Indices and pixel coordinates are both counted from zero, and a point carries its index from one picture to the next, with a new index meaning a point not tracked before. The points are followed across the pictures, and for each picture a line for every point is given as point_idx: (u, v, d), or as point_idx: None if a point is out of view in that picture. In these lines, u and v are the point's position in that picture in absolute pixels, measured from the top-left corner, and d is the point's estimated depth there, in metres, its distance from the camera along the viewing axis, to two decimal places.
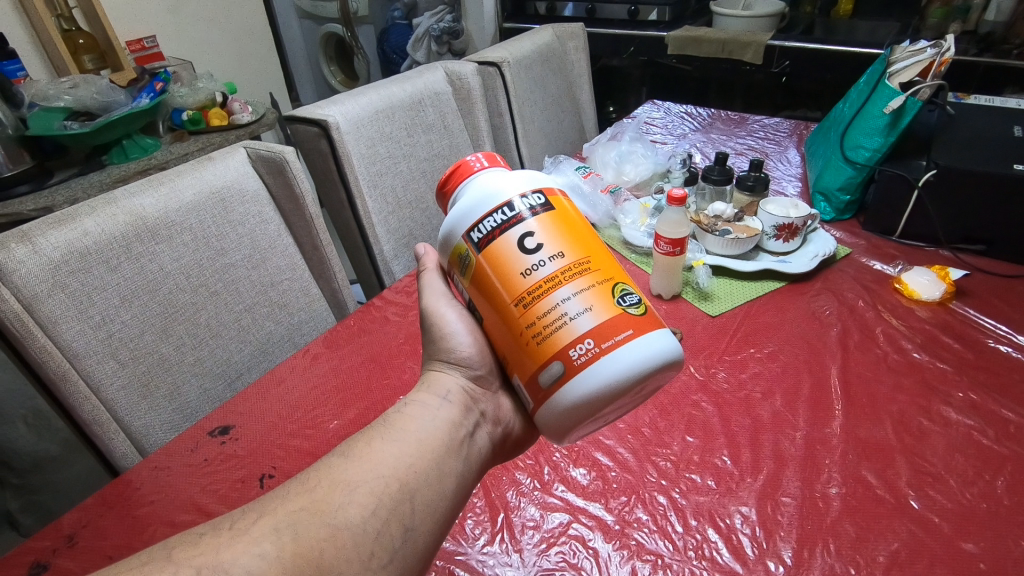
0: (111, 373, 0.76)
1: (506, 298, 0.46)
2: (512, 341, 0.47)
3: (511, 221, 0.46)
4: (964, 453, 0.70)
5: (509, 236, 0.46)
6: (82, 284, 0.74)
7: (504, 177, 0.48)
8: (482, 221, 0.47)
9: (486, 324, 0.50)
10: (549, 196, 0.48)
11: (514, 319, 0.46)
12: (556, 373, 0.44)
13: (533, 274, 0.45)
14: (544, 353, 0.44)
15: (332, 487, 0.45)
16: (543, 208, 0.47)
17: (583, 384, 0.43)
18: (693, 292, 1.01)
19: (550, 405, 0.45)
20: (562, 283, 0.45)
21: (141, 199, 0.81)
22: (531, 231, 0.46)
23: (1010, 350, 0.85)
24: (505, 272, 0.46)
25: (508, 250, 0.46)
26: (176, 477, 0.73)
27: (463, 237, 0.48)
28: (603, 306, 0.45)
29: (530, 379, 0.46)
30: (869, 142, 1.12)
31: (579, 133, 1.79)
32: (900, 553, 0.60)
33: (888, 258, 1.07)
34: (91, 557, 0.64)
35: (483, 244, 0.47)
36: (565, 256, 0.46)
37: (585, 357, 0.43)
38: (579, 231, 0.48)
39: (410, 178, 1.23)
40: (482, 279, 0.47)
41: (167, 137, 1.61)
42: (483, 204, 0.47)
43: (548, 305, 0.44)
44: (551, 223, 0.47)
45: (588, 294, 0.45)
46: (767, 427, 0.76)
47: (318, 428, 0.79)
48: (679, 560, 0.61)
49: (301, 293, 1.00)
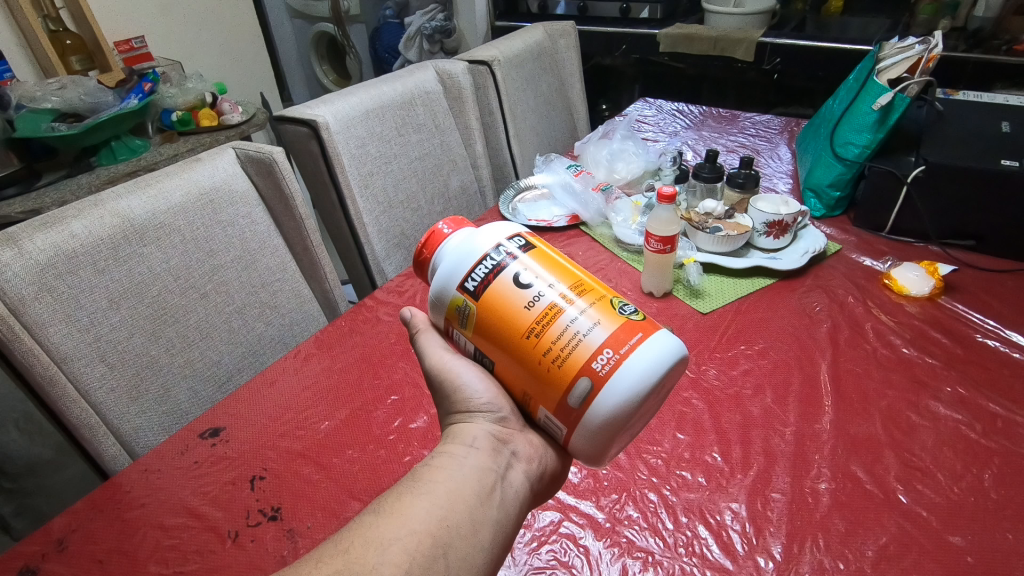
0: (98, 376, 0.76)
1: (515, 334, 0.46)
2: (533, 374, 0.46)
3: (501, 265, 0.47)
4: (952, 448, 0.71)
5: (502, 277, 0.47)
6: (68, 287, 0.73)
7: (479, 229, 0.50)
8: (473, 271, 0.48)
9: (498, 368, 0.49)
10: (527, 238, 0.50)
11: (528, 350, 0.45)
12: (586, 390, 0.43)
13: (536, 305, 0.45)
14: (567, 374, 0.44)
15: (365, 546, 0.45)
16: (524, 249, 0.49)
17: (616, 393, 0.43)
18: (684, 290, 1.01)
19: (585, 426, 0.44)
20: (565, 306, 0.45)
21: (129, 201, 0.80)
22: (522, 267, 0.47)
23: (997, 345, 0.86)
24: (508, 309, 0.46)
25: (504, 288, 0.46)
26: (167, 479, 0.72)
27: (458, 289, 0.48)
28: (610, 317, 0.45)
29: (561, 406, 0.45)
30: (858, 138, 1.12)
31: (571, 132, 1.79)
32: (888, 548, 0.61)
33: (877, 254, 1.08)
34: (81, 561, 0.64)
35: (479, 291, 0.47)
36: (559, 282, 0.47)
37: (609, 365, 0.43)
38: (565, 261, 0.49)
39: (401, 178, 1.23)
40: (485, 324, 0.47)
41: (157, 138, 1.60)
42: (469, 256, 0.48)
43: (559, 328, 0.45)
44: (536, 258, 0.48)
45: (593, 309, 0.45)
46: (756, 424, 0.76)
47: (309, 429, 0.79)
48: (669, 557, 0.62)
49: (292, 294, 1.00)
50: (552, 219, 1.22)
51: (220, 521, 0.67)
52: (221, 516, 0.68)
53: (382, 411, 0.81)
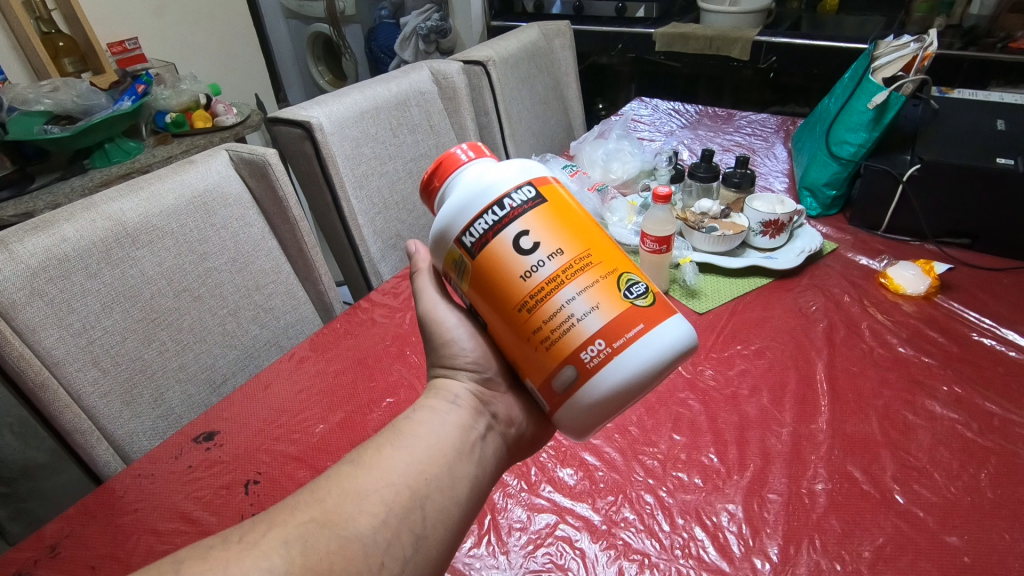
0: (91, 381, 0.75)
1: (507, 303, 0.45)
2: (519, 345, 0.46)
3: (504, 221, 0.45)
4: (948, 447, 0.71)
5: (504, 237, 0.45)
6: (60, 291, 0.72)
7: (489, 169, 0.47)
8: (474, 223, 0.46)
9: (490, 328, 0.49)
10: (538, 187, 0.47)
11: (518, 321, 0.45)
12: (570, 375, 0.44)
13: (533, 276, 0.44)
14: (554, 354, 0.44)
15: (342, 496, 0.44)
16: (533, 202, 0.46)
17: (599, 383, 0.44)
18: (681, 289, 1.01)
19: (568, 407, 0.46)
20: (565, 282, 0.44)
21: (121, 204, 0.80)
22: (526, 231, 0.45)
23: (994, 344, 0.86)
24: (506, 276, 0.45)
25: (502, 251, 0.45)
26: (160, 484, 0.72)
27: (455, 241, 0.47)
28: (608, 303, 0.44)
29: (541, 381, 0.46)
30: (854, 137, 1.13)
31: (567, 131, 1.79)
32: (885, 548, 0.61)
33: (873, 253, 1.07)
34: (74, 568, 0.63)
35: (477, 248, 0.45)
36: (564, 252, 0.45)
37: (598, 356, 0.44)
38: (575, 221, 0.47)
39: (396, 179, 1.23)
40: (480, 283, 0.46)
41: (150, 140, 1.59)
42: (473, 203, 0.46)
43: (554, 308, 0.44)
44: (545, 217, 0.45)
45: (593, 291, 0.44)
46: (752, 424, 0.76)
47: (304, 432, 0.78)
48: (666, 559, 0.61)
49: (286, 297, 0.99)
50: None
51: (214, 526, 0.67)
52: (215, 521, 0.68)
53: (378, 414, 0.81)
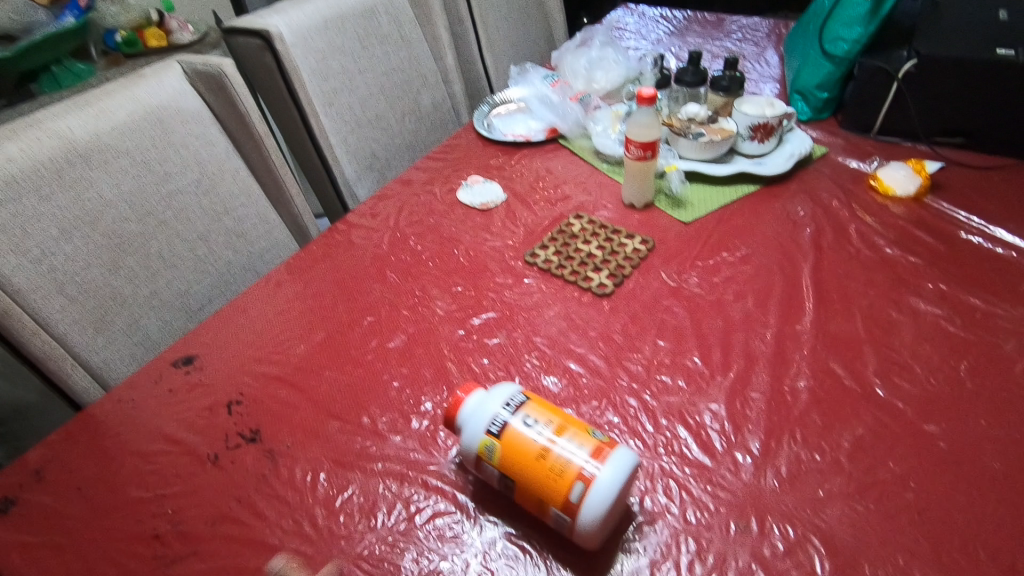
0: (58, 308, 0.73)
1: (524, 463, 0.52)
2: (534, 491, 0.52)
3: (513, 412, 0.54)
4: (930, 342, 0.71)
5: (514, 424, 0.54)
6: (12, 214, 0.69)
7: (493, 391, 0.57)
8: (493, 419, 0.54)
9: (510, 490, 0.54)
10: (528, 395, 0.57)
11: (535, 485, 0.51)
12: (580, 491, 0.50)
13: (540, 442, 0.52)
14: (564, 484, 0.50)
15: None
16: (527, 402, 0.56)
17: (604, 496, 0.49)
18: (666, 199, 0.98)
19: (580, 518, 0.50)
20: (561, 436, 0.52)
21: (68, 121, 0.74)
22: (527, 413, 0.54)
23: (981, 241, 0.85)
24: (519, 445, 0.53)
25: (514, 432, 0.53)
26: (142, 408, 0.71)
27: (483, 434, 0.54)
28: (590, 440, 0.52)
29: (557, 506, 0.51)
30: (849, 32, 1.06)
31: (549, 43, 1.70)
32: (864, 438, 0.61)
33: (864, 155, 1.04)
34: (61, 490, 0.63)
35: (498, 432, 0.54)
36: (555, 421, 0.54)
37: (598, 467, 0.50)
38: (558, 410, 0.56)
39: (368, 94, 1.16)
40: (503, 464, 0.53)
41: (102, 63, 1.47)
42: (489, 406, 0.55)
43: (558, 454, 0.51)
44: (536, 406, 0.55)
45: (578, 435, 0.52)
46: (737, 327, 0.75)
47: (285, 353, 0.77)
48: (649, 457, 0.62)
49: (259, 220, 0.96)
50: (529, 133, 1.17)
51: (199, 445, 0.67)
52: (200, 441, 0.67)
53: (359, 333, 0.79)
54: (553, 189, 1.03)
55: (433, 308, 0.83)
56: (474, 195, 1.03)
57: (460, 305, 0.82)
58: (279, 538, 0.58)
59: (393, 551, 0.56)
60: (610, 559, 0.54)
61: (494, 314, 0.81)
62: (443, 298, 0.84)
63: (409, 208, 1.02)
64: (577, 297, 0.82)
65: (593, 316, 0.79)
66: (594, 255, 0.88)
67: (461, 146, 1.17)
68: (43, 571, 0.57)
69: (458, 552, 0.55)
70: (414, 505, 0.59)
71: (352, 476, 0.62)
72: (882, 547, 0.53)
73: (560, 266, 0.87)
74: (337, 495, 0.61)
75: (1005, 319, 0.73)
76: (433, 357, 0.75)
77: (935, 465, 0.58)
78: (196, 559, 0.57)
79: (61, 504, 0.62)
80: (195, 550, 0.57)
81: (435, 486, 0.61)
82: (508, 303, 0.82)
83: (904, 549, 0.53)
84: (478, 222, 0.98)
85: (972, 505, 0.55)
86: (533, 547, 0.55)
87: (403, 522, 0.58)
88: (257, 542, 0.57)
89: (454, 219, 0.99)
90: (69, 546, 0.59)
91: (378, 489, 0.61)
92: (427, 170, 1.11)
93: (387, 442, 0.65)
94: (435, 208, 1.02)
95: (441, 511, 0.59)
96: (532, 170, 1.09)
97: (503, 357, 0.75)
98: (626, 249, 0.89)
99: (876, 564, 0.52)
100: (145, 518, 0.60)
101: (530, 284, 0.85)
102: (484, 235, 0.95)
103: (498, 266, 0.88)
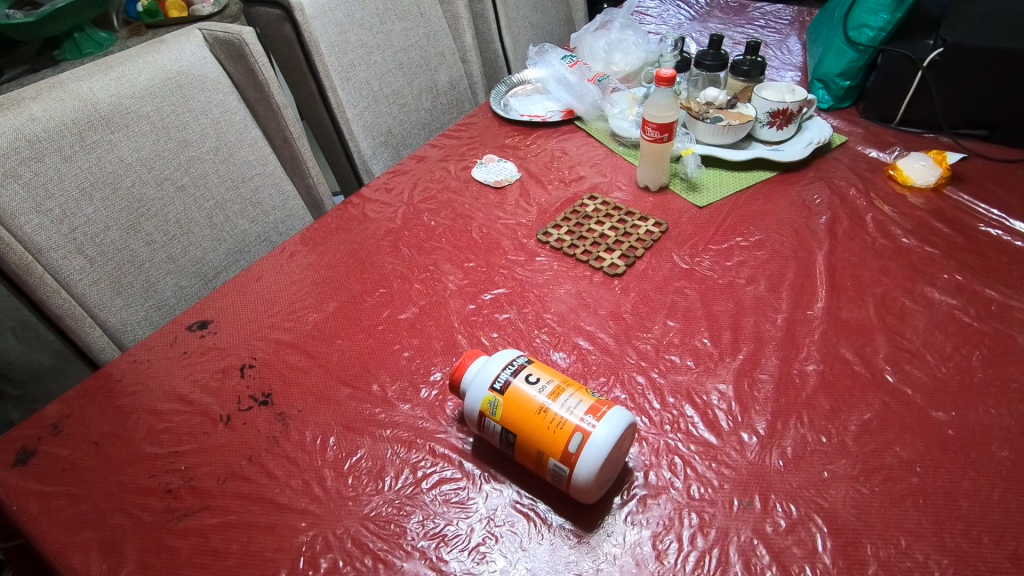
0: (79, 269, 0.74)
1: (525, 417, 0.54)
2: (534, 445, 0.53)
3: (516, 371, 0.57)
4: (943, 331, 0.70)
5: (517, 381, 0.56)
6: (34, 173, 0.70)
7: (498, 354, 0.59)
8: (497, 377, 0.57)
9: (511, 449, 0.56)
10: (532, 358, 0.59)
11: (535, 437, 0.53)
12: (578, 443, 0.51)
13: (539, 397, 0.54)
14: (562, 436, 0.52)
15: None
16: (530, 363, 0.58)
17: (601, 447, 0.51)
18: (681, 183, 0.98)
19: (578, 470, 0.51)
20: (561, 392, 0.54)
21: (90, 83, 0.76)
22: (529, 372, 0.57)
23: (1000, 234, 0.83)
24: (521, 401, 0.55)
25: (516, 388, 0.55)
26: (157, 369, 0.72)
27: (487, 391, 0.56)
28: (588, 397, 0.54)
29: (556, 458, 0.52)
30: (874, 19, 1.05)
31: (568, 25, 1.68)
32: (871, 423, 0.61)
33: (884, 145, 1.03)
34: (78, 444, 0.65)
35: (501, 389, 0.56)
36: (555, 380, 0.56)
37: (595, 421, 0.52)
38: (559, 373, 0.59)
39: (385, 70, 1.16)
40: (506, 420, 0.55)
41: (123, 32, 1.48)
42: (493, 365, 0.58)
43: (557, 408, 0.53)
44: (539, 367, 0.58)
45: (578, 393, 0.55)
46: (748, 311, 0.75)
47: (298, 320, 0.78)
48: (655, 433, 0.62)
49: (274, 190, 0.98)
50: (546, 114, 1.17)
51: (212, 406, 0.68)
52: (213, 402, 0.68)
53: (371, 303, 0.80)
54: (568, 169, 1.03)
55: (445, 282, 0.83)
56: (488, 173, 1.03)
57: (472, 280, 0.83)
58: (288, 497, 0.59)
59: (399, 513, 0.57)
60: (613, 529, 0.55)
61: (505, 290, 0.81)
62: (455, 273, 0.84)
63: (424, 184, 1.02)
64: (588, 276, 0.82)
65: (603, 295, 0.79)
66: (607, 236, 0.88)
67: (476, 125, 1.17)
68: (59, 519, 0.59)
69: (463, 517, 0.56)
70: (421, 470, 0.60)
71: (361, 441, 0.63)
72: (885, 529, 0.53)
73: (573, 246, 0.87)
74: (346, 458, 0.62)
75: (1020, 312, 0.72)
76: (444, 330, 0.76)
77: (942, 451, 0.58)
78: (207, 513, 0.58)
79: (78, 457, 0.64)
80: (206, 505, 0.59)
81: (442, 453, 0.62)
82: (519, 279, 0.82)
83: (907, 531, 0.53)
84: (491, 200, 0.98)
85: (977, 492, 0.55)
86: (537, 514, 0.56)
87: (410, 487, 0.59)
88: (266, 500, 0.59)
89: (468, 196, 0.99)
90: (86, 496, 0.60)
91: (386, 454, 0.62)
92: (443, 147, 1.11)
93: (396, 410, 0.66)
94: (449, 185, 1.02)
95: (447, 477, 0.59)
96: (547, 150, 1.08)
97: (513, 332, 0.75)
98: (640, 230, 0.88)
99: (879, 544, 0.52)
100: (158, 473, 0.62)
101: (542, 262, 0.85)
102: (498, 213, 0.95)
103: (510, 244, 0.89)
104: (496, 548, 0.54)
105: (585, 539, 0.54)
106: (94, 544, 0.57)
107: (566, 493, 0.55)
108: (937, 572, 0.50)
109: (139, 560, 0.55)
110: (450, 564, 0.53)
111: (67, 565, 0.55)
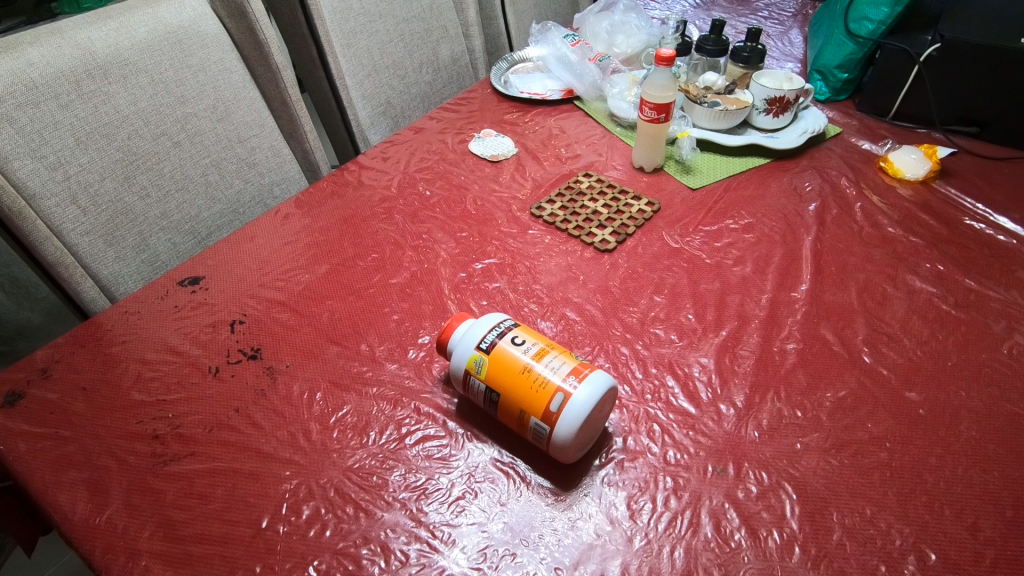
0: (71, 218, 0.76)
1: (510, 377, 0.55)
2: (516, 404, 0.55)
3: (503, 333, 0.58)
4: (922, 317, 0.72)
5: (504, 342, 0.57)
6: (30, 119, 0.71)
7: (483, 318, 0.60)
8: (486, 336, 0.58)
9: (496, 410, 0.57)
10: (518, 322, 0.60)
11: (517, 397, 0.54)
12: (559, 403, 0.53)
13: (524, 358, 0.55)
14: (544, 396, 0.53)
15: None
16: (516, 326, 0.59)
17: (581, 408, 0.52)
18: (676, 165, 0.99)
19: (558, 430, 0.53)
20: (546, 353, 0.56)
21: (89, 32, 0.76)
22: (515, 334, 0.58)
23: (984, 228, 0.85)
24: (504, 360, 0.56)
25: (501, 348, 0.56)
26: (147, 320, 0.73)
27: (474, 350, 0.57)
28: (570, 361, 0.55)
29: (537, 417, 0.53)
30: (874, 12, 1.05)
31: (573, 6, 1.68)
32: (845, 399, 0.63)
33: (876, 137, 1.05)
34: (66, 388, 0.66)
35: (488, 350, 0.57)
36: (540, 343, 0.57)
37: (576, 383, 0.53)
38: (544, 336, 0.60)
39: (386, 40, 1.16)
40: (493, 380, 0.56)
41: None
42: (482, 326, 0.59)
43: (540, 368, 0.54)
44: (524, 331, 0.59)
45: (561, 356, 0.56)
46: (733, 290, 0.77)
47: (290, 280, 0.79)
48: (635, 402, 0.63)
49: (271, 153, 1.00)
50: (546, 92, 1.17)
51: (200, 358, 0.69)
52: (201, 353, 0.69)
53: (362, 267, 0.81)
54: (564, 147, 1.04)
55: (437, 250, 0.84)
56: (485, 147, 1.03)
57: (464, 249, 0.84)
58: (273, 447, 0.60)
59: (382, 466, 0.58)
60: (590, 489, 0.56)
61: (496, 260, 0.82)
62: (447, 242, 0.85)
63: (421, 154, 1.02)
64: (579, 251, 0.83)
65: (593, 269, 0.80)
66: (599, 213, 0.89)
67: (475, 100, 1.17)
68: (47, 459, 0.59)
69: (444, 472, 0.58)
70: (405, 427, 0.61)
71: (347, 397, 0.64)
72: (851, 498, 0.55)
73: (565, 221, 0.88)
74: (332, 413, 0.63)
75: (997, 301, 0.74)
76: (433, 295, 0.77)
77: (910, 428, 0.60)
78: (193, 459, 0.59)
79: (67, 401, 0.64)
80: (192, 452, 0.60)
81: (427, 412, 0.63)
82: (510, 250, 0.83)
83: (873, 501, 0.55)
84: (486, 173, 0.98)
85: (943, 467, 0.57)
86: (518, 471, 0.57)
87: (394, 442, 0.60)
88: (251, 449, 0.60)
89: (464, 168, 1.00)
90: (73, 438, 0.61)
91: (372, 411, 0.63)
92: (441, 120, 1.11)
93: (384, 369, 0.67)
94: (446, 156, 1.02)
95: (431, 434, 0.61)
96: (545, 128, 1.09)
97: (502, 301, 0.76)
98: (632, 209, 0.89)
99: (845, 512, 0.54)
100: (146, 420, 0.63)
101: (534, 235, 0.86)
102: (492, 185, 0.96)
103: (504, 216, 0.89)
104: (474, 502, 0.55)
105: (563, 497, 0.56)
106: (80, 483, 0.58)
107: (546, 453, 0.56)
108: (899, 540, 0.52)
109: (124, 501, 0.56)
110: (429, 516, 0.55)
111: (53, 502, 0.56)
